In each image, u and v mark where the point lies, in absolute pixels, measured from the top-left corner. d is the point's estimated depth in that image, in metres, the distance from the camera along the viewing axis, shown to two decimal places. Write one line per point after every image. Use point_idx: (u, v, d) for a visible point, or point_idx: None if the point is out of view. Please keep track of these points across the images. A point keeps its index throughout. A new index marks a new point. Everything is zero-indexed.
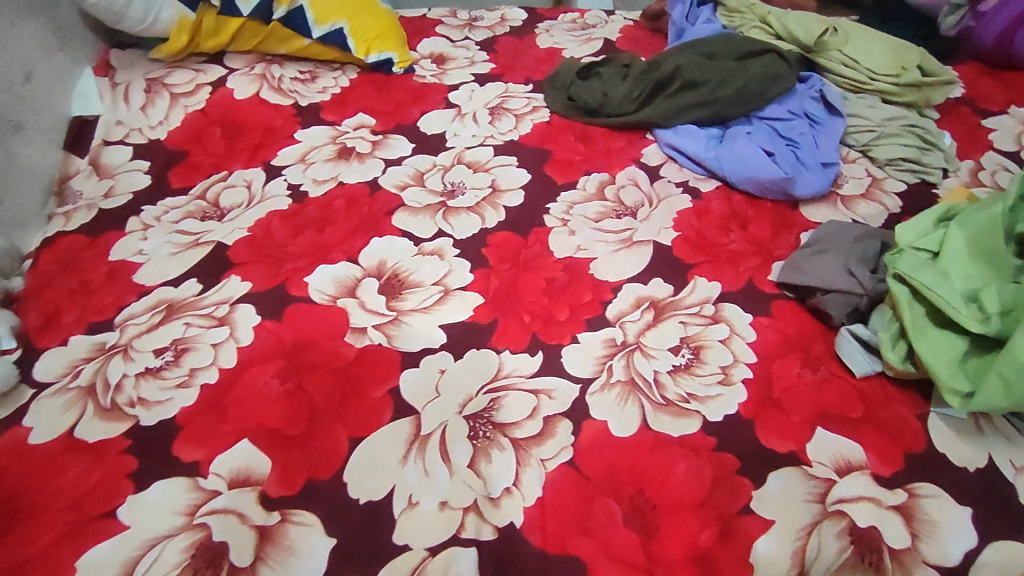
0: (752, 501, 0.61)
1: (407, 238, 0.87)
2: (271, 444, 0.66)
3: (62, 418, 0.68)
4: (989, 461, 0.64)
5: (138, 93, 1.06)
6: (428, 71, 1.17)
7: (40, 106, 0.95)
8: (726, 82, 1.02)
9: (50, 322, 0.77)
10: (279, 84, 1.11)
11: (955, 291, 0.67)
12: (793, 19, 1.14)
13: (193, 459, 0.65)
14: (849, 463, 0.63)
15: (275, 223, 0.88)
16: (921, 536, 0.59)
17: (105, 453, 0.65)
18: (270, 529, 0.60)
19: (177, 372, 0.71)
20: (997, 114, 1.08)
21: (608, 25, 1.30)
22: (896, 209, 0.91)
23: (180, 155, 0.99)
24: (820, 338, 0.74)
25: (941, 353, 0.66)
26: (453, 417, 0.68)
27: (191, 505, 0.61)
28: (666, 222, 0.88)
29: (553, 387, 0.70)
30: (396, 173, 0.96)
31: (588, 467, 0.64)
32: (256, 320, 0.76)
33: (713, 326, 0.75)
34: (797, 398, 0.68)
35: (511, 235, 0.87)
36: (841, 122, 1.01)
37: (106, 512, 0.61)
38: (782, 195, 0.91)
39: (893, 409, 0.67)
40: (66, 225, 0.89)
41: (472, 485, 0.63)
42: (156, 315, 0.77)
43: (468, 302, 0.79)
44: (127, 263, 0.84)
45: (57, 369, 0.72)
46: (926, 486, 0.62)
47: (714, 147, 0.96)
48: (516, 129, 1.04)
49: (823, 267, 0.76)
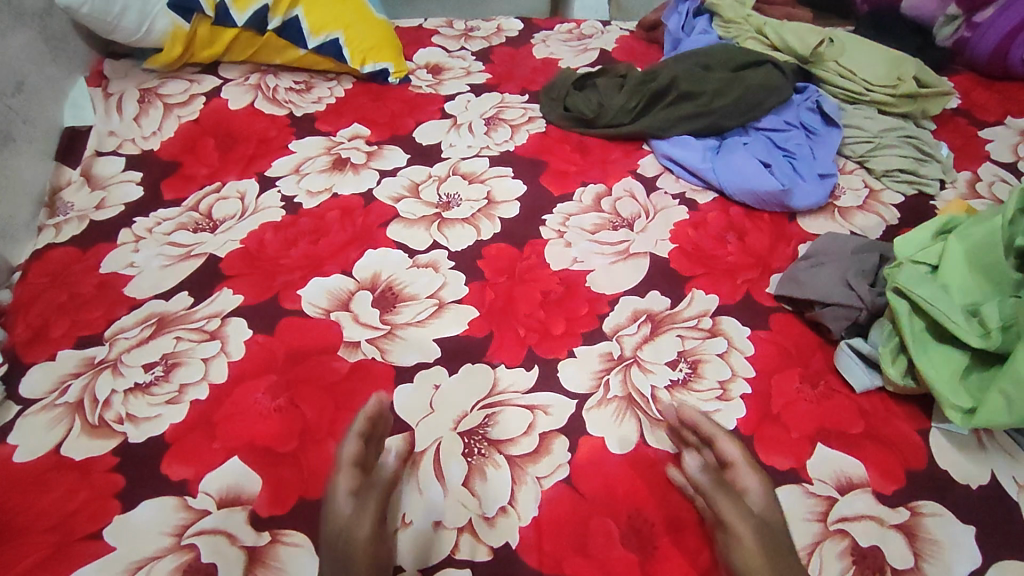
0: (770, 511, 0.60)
1: (402, 251, 0.86)
2: (261, 461, 0.64)
3: (48, 435, 0.66)
4: (991, 477, 0.63)
5: (131, 104, 1.05)
6: (424, 82, 1.16)
7: (31, 117, 0.94)
8: (723, 94, 1.02)
9: (38, 336, 0.75)
10: (274, 94, 1.10)
11: (955, 305, 0.67)
12: (789, 30, 1.14)
13: (181, 478, 0.63)
14: (850, 481, 0.62)
15: (268, 235, 0.87)
16: (924, 556, 0.58)
17: (92, 472, 0.63)
18: (259, 551, 0.59)
19: (166, 388, 0.70)
20: (994, 125, 1.08)
21: (604, 35, 1.30)
22: (894, 221, 0.90)
23: (173, 166, 0.98)
24: (820, 352, 0.73)
25: (942, 368, 0.65)
26: (446, 434, 0.67)
27: (179, 526, 0.60)
28: (663, 234, 0.88)
29: (550, 403, 0.69)
30: (391, 185, 0.95)
31: (586, 485, 0.63)
32: (248, 334, 0.75)
33: (711, 340, 0.75)
34: (796, 414, 0.67)
35: (507, 247, 0.86)
36: (837, 133, 1.00)
37: (91, 533, 0.59)
38: (779, 207, 0.91)
39: (894, 425, 0.67)
40: (56, 236, 0.88)
41: (466, 504, 0.62)
42: (146, 329, 0.76)
43: (462, 316, 0.78)
44: (118, 276, 0.82)
45: (44, 385, 0.71)
46: (928, 505, 0.61)
47: (710, 158, 0.96)
48: (512, 140, 1.03)
49: (822, 280, 0.75)
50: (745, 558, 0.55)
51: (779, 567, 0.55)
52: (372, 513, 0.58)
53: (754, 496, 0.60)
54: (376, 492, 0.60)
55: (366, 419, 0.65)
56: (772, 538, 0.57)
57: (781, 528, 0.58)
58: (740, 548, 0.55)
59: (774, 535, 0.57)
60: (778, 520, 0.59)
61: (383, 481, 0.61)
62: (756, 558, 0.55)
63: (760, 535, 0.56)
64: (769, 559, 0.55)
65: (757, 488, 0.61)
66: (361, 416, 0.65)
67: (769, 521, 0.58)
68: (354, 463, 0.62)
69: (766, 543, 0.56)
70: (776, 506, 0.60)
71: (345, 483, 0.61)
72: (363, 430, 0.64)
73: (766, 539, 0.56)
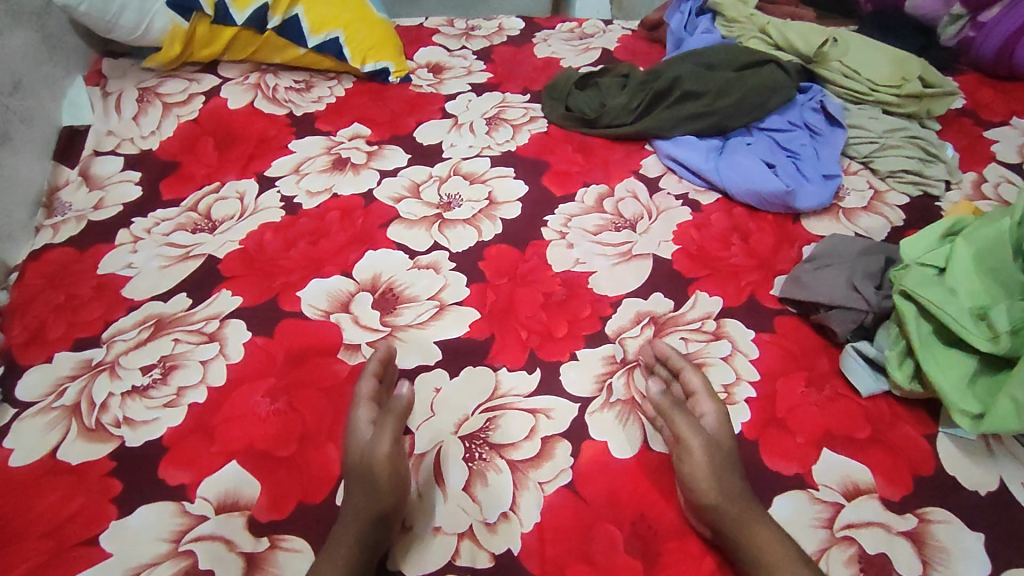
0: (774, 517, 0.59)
1: (403, 251, 0.85)
2: (260, 465, 0.64)
3: (45, 439, 0.65)
4: (999, 483, 0.62)
5: (130, 103, 1.04)
6: (425, 81, 1.15)
7: (29, 116, 0.93)
8: (726, 93, 1.01)
9: (35, 338, 0.75)
10: (274, 93, 1.09)
11: (963, 308, 0.66)
12: (792, 30, 1.13)
13: (179, 482, 0.63)
14: (856, 486, 0.62)
15: (267, 236, 0.86)
16: (932, 564, 0.57)
17: (89, 476, 0.63)
18: (258, 557, 0.58)
19: (164, 391, 0.69)
20: (1000, 126, 1.07)
21: (606, 34, 1.29)
22: (899, 222, 0.89)
23: (172, 165, 0.97)
24: (825, 355, 0.73)
25: (950, 372, 0.64)
26: (447, 438, 0.66)
27: (177, 532, 0.59)
28: (666, 235, 0.87)
29: (552, 407, 0.68)
30: (392, 185, 0.94)
31: (589, 491, 0.62)
32: (247, 336, 0.74)
33: (715, 342, 0.74)
34: (802, 418, 0.67)
35: (509, 248, 0.85)
36: (842, 133, 0.99)
37: (87, 539, 0.59)
38: (783, 208, 0.90)
39: (900, 429, 0.66)
40: (54, 237, 0.87)
41: (467, 510, 0.61)
42: (144, 331, 0.75)
43: (464, 318, 0.77)
44: (116, 277, 0.82)
45: (40, 388, 0.70)
46: (936, 511, 0.60)
47: (714, 159, 0.95)
48: (514, 140, 1.02)
49: (828, 282, 0.75)
50: (691, 468, 0.59)
51: (724, 476, 0.58)
52: (394, 432, 0.62)
53: (709, 419, 0.64)
54: (390, 422, 0.63)
55: (377, 361, 0.68)
56: (720, 453, 0.61)
57: (731, 448, 0.62)
58: (690, 460, 0.60)
59: (724, 452, 0.61)
60: (730, 441, 0.63)
61: (399, 407, 0.65)
62: (704, 470, 0.59)
63: (709, 448, 0.60)
64: (715, 470, 0.59)
65: (713, 413, 0.65)
66: (373, 359, 0.69)
67: (721, 441, 0.62)
68: (369, 397, 0.66)
69: (714, 457, 0.60)
70: (729, 429, 0.63)
71: (365, 414, 0.64)
72: (376, 370, 0.68)
73: (713, 453, 0.60)
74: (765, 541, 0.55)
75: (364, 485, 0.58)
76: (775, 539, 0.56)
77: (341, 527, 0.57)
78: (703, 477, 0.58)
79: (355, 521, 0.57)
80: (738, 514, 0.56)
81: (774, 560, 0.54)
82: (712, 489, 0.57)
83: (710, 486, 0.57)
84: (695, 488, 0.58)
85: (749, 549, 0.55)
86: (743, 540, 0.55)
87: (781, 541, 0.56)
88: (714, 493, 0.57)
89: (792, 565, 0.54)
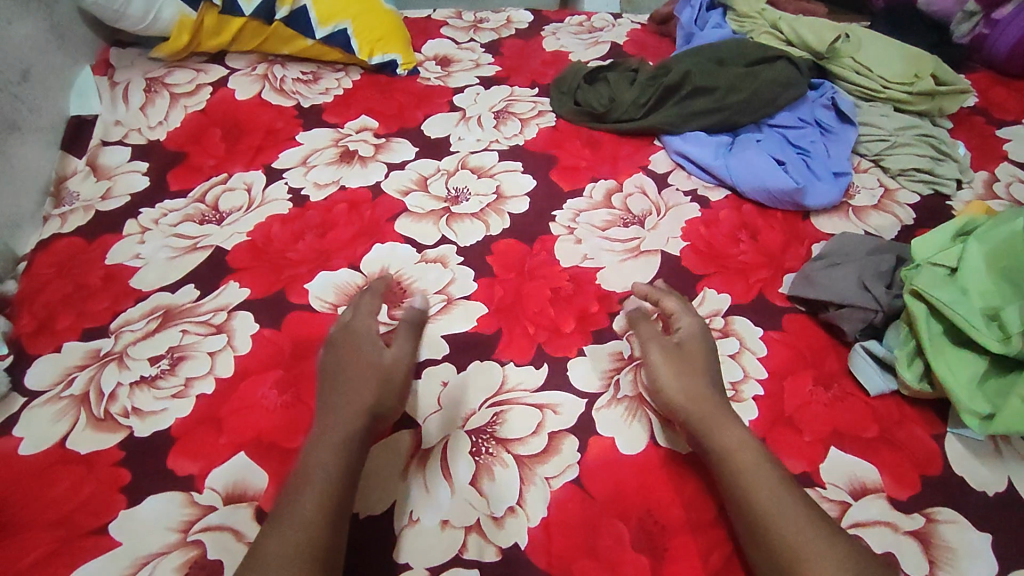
0: (779, 467, 0.59)
1: (410, 245, 0.85)
2: (268, 457, 0.64)
3: (54, 428, 0.66)
4: (1007, 484, 0.62)
5: (137, 93, 1.04)
6: (433, 73, 1.15)
7: (36, 105, 0.93)
8: (737, 89, 1.00)
9: (44, 327, 0.75)
10: (281, 84, 1.09)
11: (974, 309, 0.66)
12: (805, 25, 1.12)
13: (186, 473, 0.63)
14: (863, 486, 0.62)
15: (275, 228, 0.86)
16: (939, 564, 0.57)
17: (98, 465, 0.63)
18: None
19: (172, 382, 0.70)
20: (1012, 124, 1.06)
21: (615, 28, 1.28)
22: (909, 221, 0.89)
23: (180, 156, 0.97)
24: (833, 353, 0.72)
25: (960, 373, 0.64)
26: (455, 432, 0.66)
27: (185, 522, 0.60)
28: (675, 231, 0.86)
29: (559, 402, 0.68)
30: (399, 178, 0.94)
31: (595, 486, 0.62)
32: (254, 328, 0.75)
33: (723, 340, 0.73)
34: (810, 416, 0.67)
35: (516, 243, 0.85)
36: (854, 131, 0.98)
37: (97, 528, 0.59)
38: (793, 205, 0.89)
39: (908, 429, 0.66)
40: (62, 227, 0.87)
41: (475, 503, 0.61)
42: (152, 321, 0.75)
43: (471, 312, 0.77)
44: (124, 268, 0.82)
45: (49, 377, 0.70)
46: (943, 511, 0.60)
47: (724, 155, 0.94)
48: (522, 134, 1.02)
49: (839, 280, 0.74)
50: (652, 369, 0.68)
51: (683, 376, 0.66)
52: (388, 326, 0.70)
53: (683, 331, 0.71)
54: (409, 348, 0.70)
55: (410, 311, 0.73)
56: (692, 357, 0.68)
57: (698, 347, 0.69)
58: (652, 363, 0.68)
59: (687, 352, 0.68)
60: (698, 344, 0.69)
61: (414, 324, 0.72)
62: (663, 371, 0.67)
63: (668, 352, 0.69)
64: (673, 369, 0.67)
65: (686, 326, 0.71)
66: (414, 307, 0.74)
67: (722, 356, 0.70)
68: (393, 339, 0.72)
69: (675, 362, 0.67)
70: (699, 334, 0.70)
71: (405, 343, 0.70)
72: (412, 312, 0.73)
73: (674, 354, 0.68)
74: (727, 442, 0.60)
75: (363, 379, 0.64)
76: (723, 437, 0.60)
77: (327, 415, 0.62)
78: (664, 379, 0.66)
79: (344, 411, 0.62)
80: (700, 418, 0.62)
81: (735, 456, 0.59)
82: (672, 388, 0.65)
83: (669, 386, 0.65)
84: (665, 393, 0.65)
85: (720, 457, 0.59)
86: (707, 438, 0.61)
87: (729, 438, 0.60)
88: (675, 396, 0.64)
89: (749, 457, 0.59)
